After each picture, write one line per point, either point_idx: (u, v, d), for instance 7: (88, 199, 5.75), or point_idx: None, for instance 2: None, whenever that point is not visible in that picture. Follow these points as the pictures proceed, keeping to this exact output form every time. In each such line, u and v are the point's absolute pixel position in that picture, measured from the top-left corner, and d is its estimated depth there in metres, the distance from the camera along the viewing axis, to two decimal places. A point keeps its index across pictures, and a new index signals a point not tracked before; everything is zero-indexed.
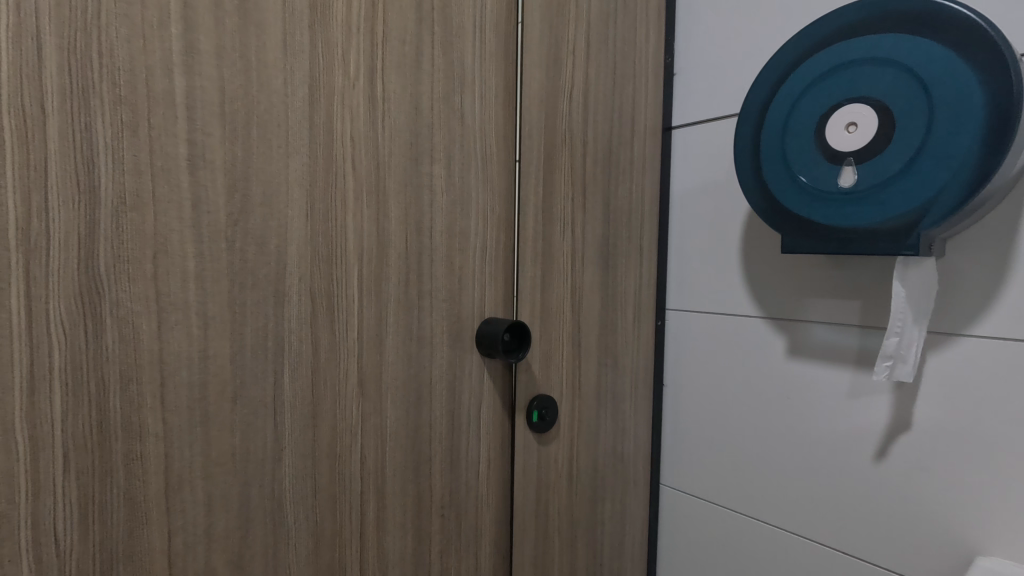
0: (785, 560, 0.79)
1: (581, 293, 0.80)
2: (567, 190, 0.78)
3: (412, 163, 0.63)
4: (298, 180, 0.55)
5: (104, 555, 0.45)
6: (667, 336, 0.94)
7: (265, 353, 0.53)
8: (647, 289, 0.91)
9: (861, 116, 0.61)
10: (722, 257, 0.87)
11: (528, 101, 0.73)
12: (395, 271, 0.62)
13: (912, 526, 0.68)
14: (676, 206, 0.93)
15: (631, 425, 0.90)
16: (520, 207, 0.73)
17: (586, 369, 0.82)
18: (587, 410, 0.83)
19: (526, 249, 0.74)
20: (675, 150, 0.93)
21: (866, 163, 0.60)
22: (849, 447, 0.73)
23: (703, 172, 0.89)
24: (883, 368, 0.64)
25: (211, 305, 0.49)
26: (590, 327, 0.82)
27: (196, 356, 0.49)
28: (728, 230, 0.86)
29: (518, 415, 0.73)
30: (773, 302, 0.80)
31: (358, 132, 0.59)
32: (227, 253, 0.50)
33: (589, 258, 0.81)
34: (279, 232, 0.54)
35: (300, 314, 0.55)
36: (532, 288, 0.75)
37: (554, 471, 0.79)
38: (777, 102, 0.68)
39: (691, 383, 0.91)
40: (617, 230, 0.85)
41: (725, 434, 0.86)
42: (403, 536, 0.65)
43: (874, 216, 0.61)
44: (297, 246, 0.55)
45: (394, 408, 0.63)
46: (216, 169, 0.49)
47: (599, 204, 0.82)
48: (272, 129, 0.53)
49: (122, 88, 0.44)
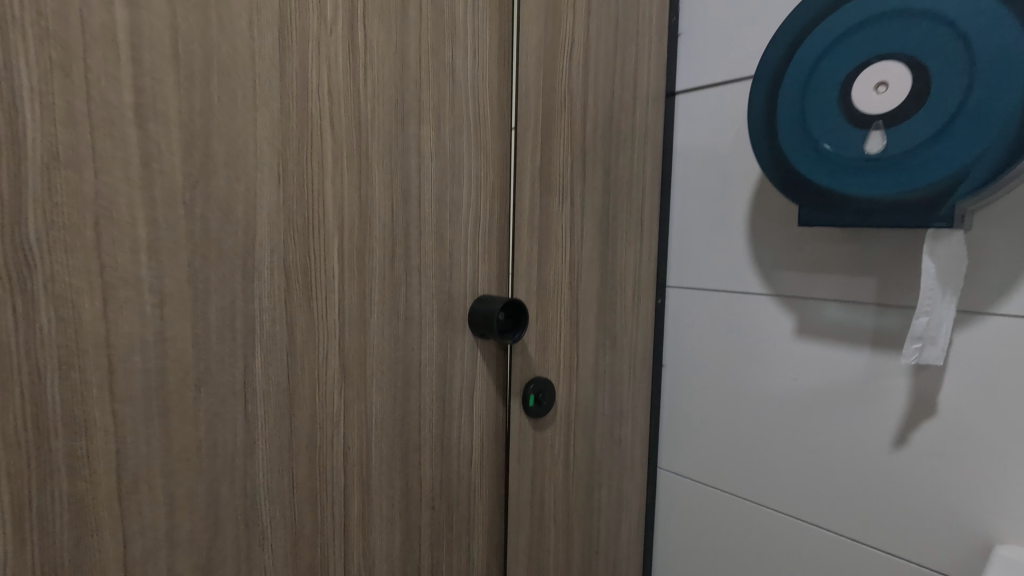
0: (791, 547, 0.77)
1: (579, 269, 0.75)
2: (565, 156, 0.72)
3: (398, 122, 0.57)
4: (267, 138, 0.48)
5: (46, 567, 0.39)
6: (668, 315, 0.90)
7: (232, 335, 0.47)
8: (648, 265, 0.86)
9: (893, 75, 0.55)
10: (730, 231, 0.82)
11: (525, 57, 0.67)
12: (380, 243, 0.56)
13: (928, 512, 0.65)
14: (678, 177, 0.88)
15: (629, 408, 0.86)
16: (516, 174, 0.67)
17: (584, 350, 0.77)
18: (585, 393, 0.78)
19: (522, 220, 0.68)
20: (679, 117, 0.87)
21: (896, 127, 0.55)
22: (863, 432, 0.69)
23: (709, 140, 0.84)
24: (911, 350, 0.60)
25: (167, 280, 0.43)
26: (588, 305, 0.77)
27: (152, 338, 0.42)
28: (736, 203, 0.81)
29: (513, 400, 0.68)
30: (781, 277, 0.76)
31: (337, 86, 0.52)
32: (186, 221, 0.44)
33: (588, 232, 0.76)
34: (247, 198, 0.47)
35: (273, 291, 0.49)
36: (529, 263, 0.69)
37: (550, 458, 0.74)
38: (797, 62, 0.62)
39: (692, 363, 0.87)
40: (617, 202, 0.79)
41: (727, 417, 0.83)
42: (390, 532, 0.60)
43: (904, 184, 0.56)
44: (268, 214, 0.48)
45: (380, 395, 0.58)
46: (170, 121, 0.42)
47: (599, 173, 0.77)
48: (237, 79, 0.46)
49: (49, 21, 0.37)
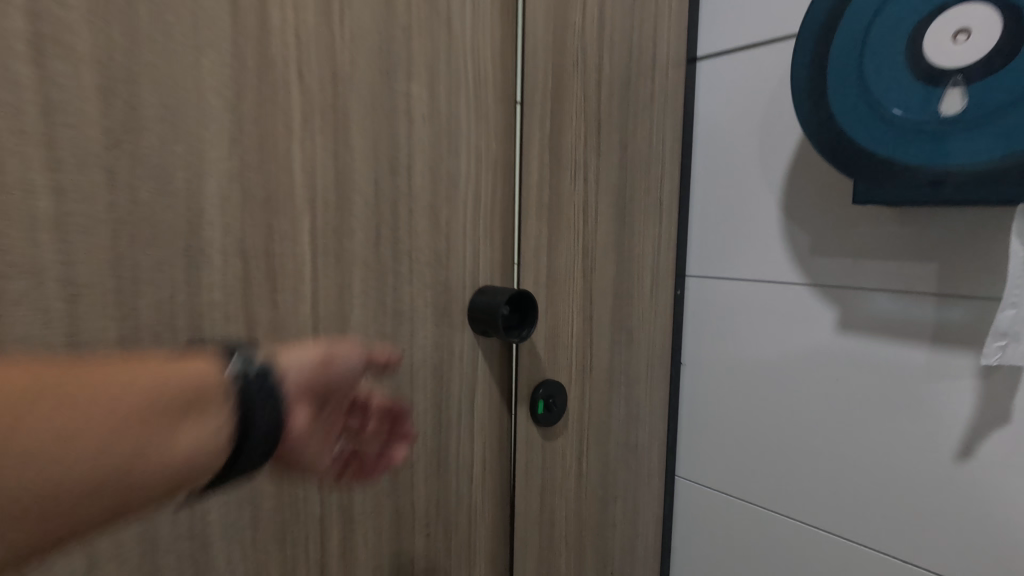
0: (830, 568, 0.68)
1: (594, 257, 0.66)
2: (578, 125, 0.62)
3: (383, 77, 0.47)
4: (216, 88, 0.38)
5: None
6: (688, 308, 0.81)
7: (173, 336, 0.37)
8: (667, 250, 0.77)
9: (976, 21, 0.47)
10: (760, 214, 0.73)
11: (533, 6, 0.57)
12: (362, 224, 0.47)
13: (997, 535, 0.57)
14: (700, 155, 0.78)
15: (646, 412, 0.77)
16: (523, 144, 0.58)
17: (598, 348, 0.68)
18: (599, 397, 0.69)
19: (530, 197, 0.58)
20: (701, 87, 0.78)
21: (982, 83, 0.47)
22: (919, 441, 0.61)
23: (736, 111, 0.74)
24: (993, 349, 0.52)
25: (81, 267, 0.33)
26: (603, 298, 0.68)
27: (61, 341, 0.33)
28: (767, 182, 0.72)
29: (519, 407, 0.59)
30: (821, 264, 0.67)
31: (306, 28, 0.42)
32: (105, 190, 0.34)
33: (603, 213, 0.66)
34: (189, 163, 0.37)
35: (226, 282, 0.39)
36: (537, 249, 0.59)
37: (561, 471, 0.65)
38: (851, 13, 0.53)
39: (714, 361, 0.78)
40: (636, 179, 0.70)
41: (756, 421, 0.74)
42: (376, 566, 0.51)
43: (991, 152, 0.47)
44: (218, 185, 0.39)
45: (364, 406, 0.48)
46: (80, 59, 0.33)
47: (616, 147, 0.67)
48: (173, 9, 0.36)
49: None
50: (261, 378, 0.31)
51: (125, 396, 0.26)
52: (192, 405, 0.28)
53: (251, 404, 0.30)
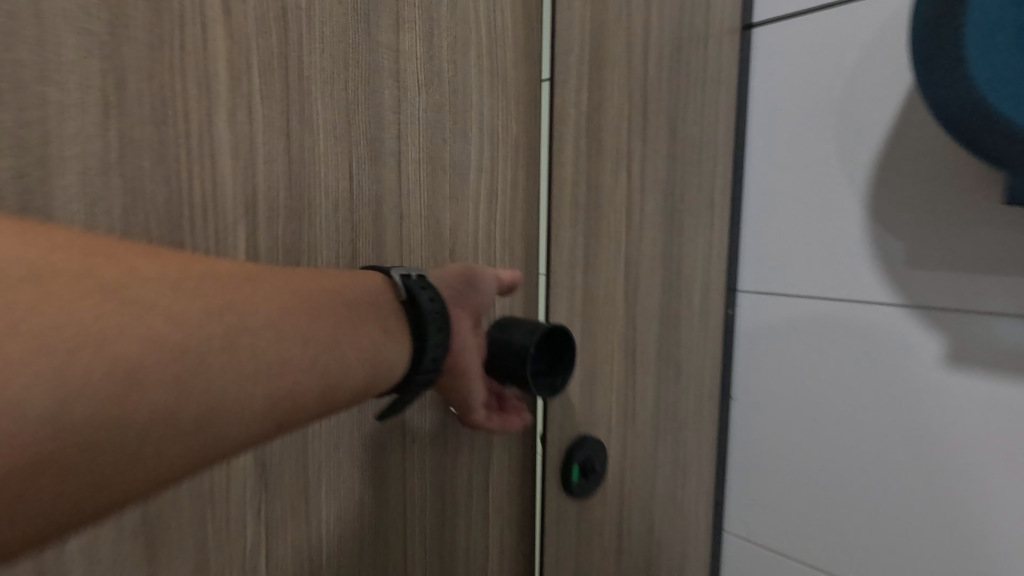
0: None
1: (638, 275, 0.50)
2: (622, 100, 0.46)
3: (357, 23, 0.33)
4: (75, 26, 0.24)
5: None
6: (738, 339, 0.61)
7: None
8: (715, 274, 0.58)
9: None
10: (846, 219, 0.53)
11: None
12: (325, 237, 0.32)
13: None
14: (756, 143, 0.58)
15: (694, 469, 0.60)
16: (556, 120, 0.41)
17: (641, 391, 0.52)
18: (642, 452, 0.53)
19: (563, 193, 0.42)
20: (755, 56, 0.58)
21: None
22: None
23: (810, 84, 0.55)
24: None
25: None
26: (649, 327, 0.52)
27: None
28: (858, 172, 0.52)
29: (548, 476, 0.44)
30: (939, 282, 0.48)
31: None
32: None
33: (649, 217, 0.50)
34: (27, 143, 0.23)
35: None
36: (571, 264, 0.44)
37: (599, 550, 0.50)
38: None
39: (777, 408, 0.59)
40: (687, 174, 0.53)
41: (840, 491, 0.55)
42: None
43: None
44: (81, 178, 0.25)
45: (330, 486, 0.35)
46: None
47: (663, 129, 0.50)
48: None
49: None
50: (424, 283, 0.31)
51: (319, 310, 0.26)
52: (367, 311, 0.28)
53: (423, 312, 0.30)
